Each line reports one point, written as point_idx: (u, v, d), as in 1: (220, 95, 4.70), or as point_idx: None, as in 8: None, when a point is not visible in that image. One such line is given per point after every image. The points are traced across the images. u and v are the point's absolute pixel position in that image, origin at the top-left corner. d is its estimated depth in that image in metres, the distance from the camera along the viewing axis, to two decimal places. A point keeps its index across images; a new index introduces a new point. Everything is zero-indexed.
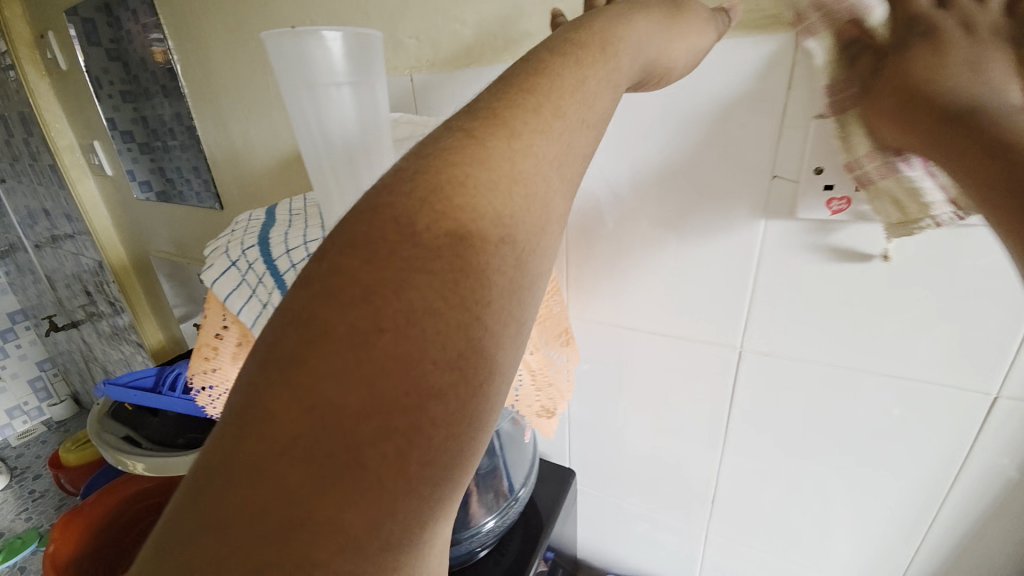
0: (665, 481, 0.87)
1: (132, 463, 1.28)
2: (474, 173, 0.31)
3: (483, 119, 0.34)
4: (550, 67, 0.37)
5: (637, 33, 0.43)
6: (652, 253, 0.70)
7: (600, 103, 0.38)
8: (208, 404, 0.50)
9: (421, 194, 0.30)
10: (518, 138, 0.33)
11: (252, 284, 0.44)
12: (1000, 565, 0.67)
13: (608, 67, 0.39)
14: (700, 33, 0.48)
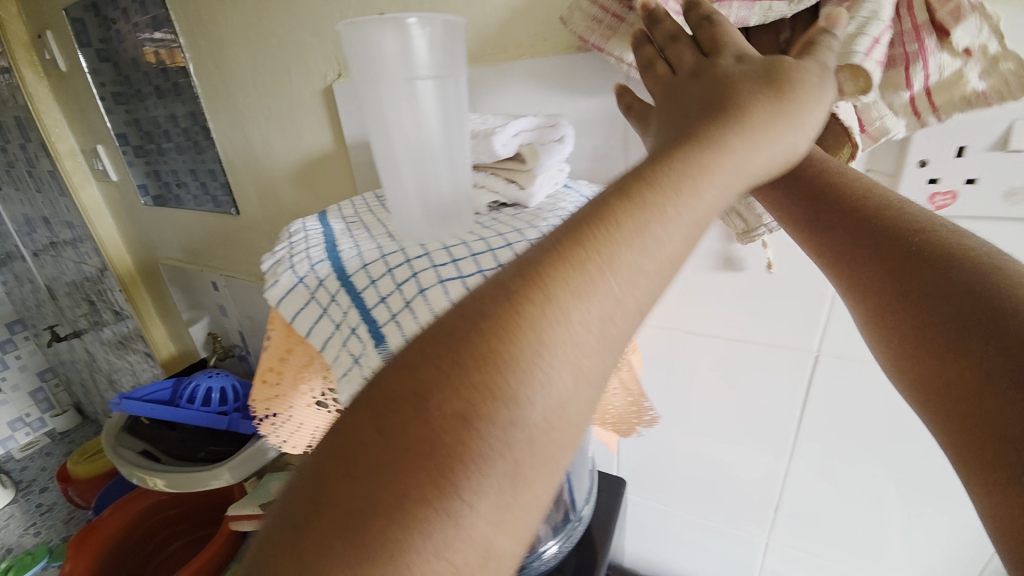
0: (720, 488, 0.84)
1: (151, 480, 1.22)
2: (494, 344, 0.25)
3: (525, 272, 0.27)
4: (611, 217, 0.28)
5: (728, 160, 0.32)
6: (718, 254, 0.65)
7: (673, 245, 0.29)
8: (271, 432, 0.46)
9: (428, 362, 0.26)
10: (558, 301, 0.26)
11: (323, 303, 0.40)
12: None
13: (681, 214, 0.30)
14: (817, 103, 0.37)
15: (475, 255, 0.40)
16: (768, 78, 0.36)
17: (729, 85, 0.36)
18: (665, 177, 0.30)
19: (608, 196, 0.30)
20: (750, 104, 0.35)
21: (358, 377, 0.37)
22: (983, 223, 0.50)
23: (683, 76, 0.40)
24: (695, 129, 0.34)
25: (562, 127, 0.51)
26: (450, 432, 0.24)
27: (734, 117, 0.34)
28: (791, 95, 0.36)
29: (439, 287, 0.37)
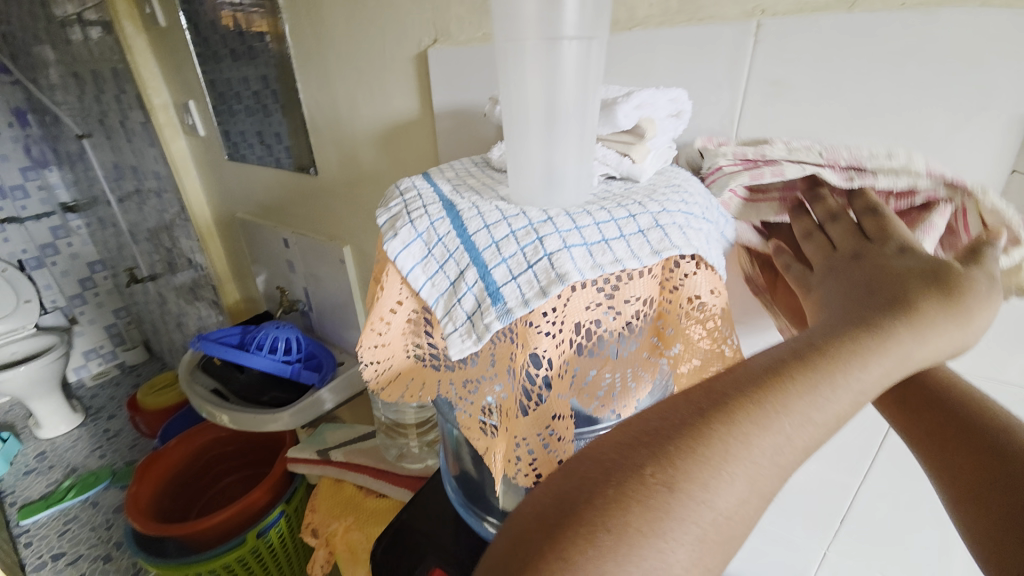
0: (778, 502, 0.78)
1: (219, 416, 1.32)
2: (695, 445, 0.27)
3: (709, 398, 0.29)
4: (781, 374, 0.30)
5: (891, 351, 0.32)
6: None
7: (840, 406, 0.30)
8: (372, 379, 0.48)
9: (640, 443, 0.28)
10: (739, 426, 0.28)
11: (440, 260, 0.42)
12: None
13: (846, 393, 0.30)
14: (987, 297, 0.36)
15: (599, 224, 0.39)
16: (937, 273, 0.36)
17: (896, 266, 0.38)
18: (839, 349, 0.32)
19: (785, 350, 0.33)
20: (914, 307, 0.34)
21: (473, 332, 0.39)
22: None
23: (844, 256, 0.42)
24: (855, 311, 0.36)
25: (681, 102, 0.50)
26: (658, 503, 0.25)
27: (898, 308, 0.34)
28: (962, 306, 0.35)
29: (564, 252, 0.36)
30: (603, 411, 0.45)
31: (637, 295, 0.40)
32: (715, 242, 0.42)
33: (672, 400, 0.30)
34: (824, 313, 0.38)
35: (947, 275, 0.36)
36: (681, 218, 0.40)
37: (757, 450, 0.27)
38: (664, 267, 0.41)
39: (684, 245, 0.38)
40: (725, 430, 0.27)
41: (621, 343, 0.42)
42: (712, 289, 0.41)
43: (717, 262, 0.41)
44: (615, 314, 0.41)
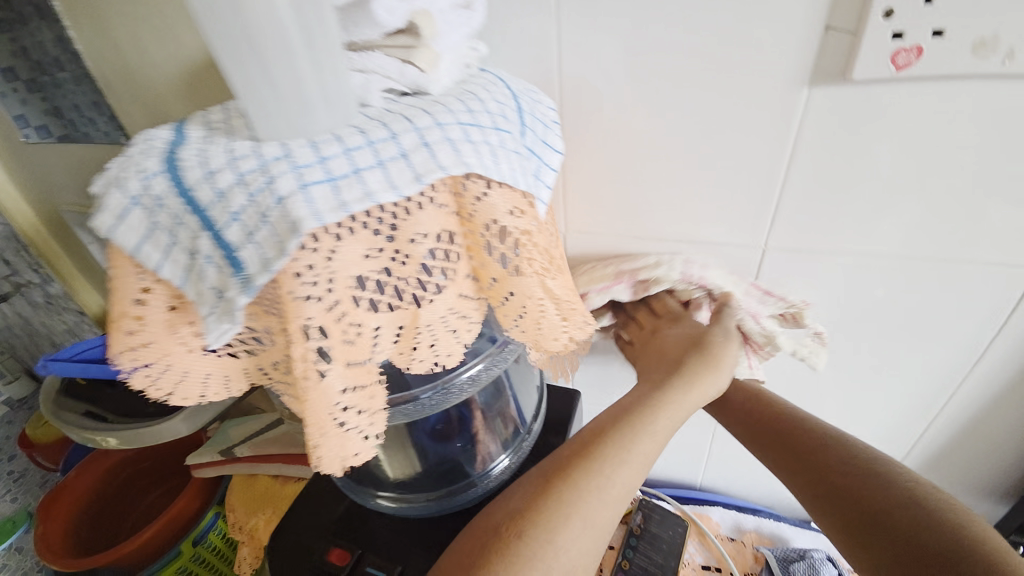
0: None
1: (103, 440, 1.16)
2: (543, 503, 0.40)
3: (553, 468, 0.42)
4: (598, 437, 0.44)
5: (673, 394, 0.48)
6: (648, 151, 0.57)
7: (644, 445, 0.44)
8: (151, 386, 0.40)
9: (506, 516, 0.40)
10: (572, 480, 0.41)
11: (170, 229, 0.32)
12: (997, 455, 0.68)
13: (650, 438, 0.44)
14: (729, 347, 0.55)
15: (350, 151, 0.31)
16: (697, 338, 0.55)
17: (675, 333, 0.56)
18: (644, 404, 0.47)
19: (607, 412, 0.47)
20: (688, 362, 0.52)
21: (227, 311, 0.32)
22: (937, 88, 0.44)
23: (647, 331, 0.60)
24: (657, 373, 0.52)
25: None
26: (512, 551, 0.37)
27: (681, 364, 0.52)
28: (713, 355, 0.53)
29: (299, 194, 0.28)
30: (429, 366, 0.40)
31: (426, 230, 0.34)
32: (509, 157, 0.36)
33: (532, 472, 0.44)
34: (645, 375, 0.54)
35: (705, 332, 0.55)
36: (459, 133, 0.33)
37: (590, 493, 0.40)
38: (451, 190, 0.34)
39: (455, 164, 0.32)
40: (565, 486, 0.40)
41: (424, 290, 0.36)
42: (510, 210, 0.36)
43: (510, 176, 0.35)
44: (404, 258, 0.34)
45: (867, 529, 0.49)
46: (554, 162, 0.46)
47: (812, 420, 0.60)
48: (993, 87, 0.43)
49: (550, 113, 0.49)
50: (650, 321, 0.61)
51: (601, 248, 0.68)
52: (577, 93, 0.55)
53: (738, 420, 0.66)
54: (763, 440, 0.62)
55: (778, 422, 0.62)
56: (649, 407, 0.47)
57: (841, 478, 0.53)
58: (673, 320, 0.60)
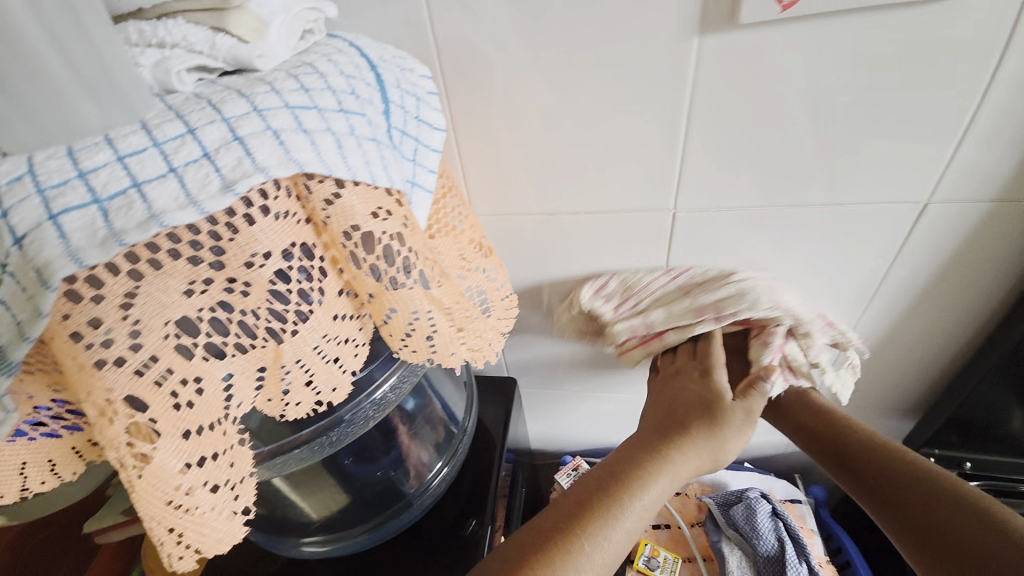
0: (604, 369, 0.81)
1: None
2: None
3: (531, 540, 0.44)
4: (581, 507, 0.46)
5: (673, 458, 0.49)
6: (545, 116, 0.52)
7: (632, 513, 0.46)
8: None
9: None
10: (552, 555, 0.42)
11: None
12: (895, 377, 0.73)
13: (639, 503, 0.46)
14: (744, 420, 0.52)
15: (124, 158, 0.22)
16: (706, 407, 0.52)
17: (686, 395, 0.55)
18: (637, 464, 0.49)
19: (595, 476, 0.49)
20: (691, 429, 0.51)
21: None
22: (822, 26, 0.43)
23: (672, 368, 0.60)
24: (651, 430, 0.53)
25: None
26: None
27: (680, 427, 0.51)
28: (720, 419, 0.51)
29: (47, 229, 0.21)
30: (311, 408, 0.33)
31: (267, 249, 0.27)
32: (362, 144, 0.29)
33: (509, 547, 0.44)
34: (644, 424, 0.55)
35: (714, 395, 0.53)
36: (288, 120, 0.26)
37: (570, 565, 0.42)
38: (291, 195, 0.27)
39: (282, 163, 0.25)
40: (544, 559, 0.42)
41: (281, 322, 0.29)
42: (375, 211, 0.30)
43: (365, 168, 0.29)
44: (242, 287, 0.27)
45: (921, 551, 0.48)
46: (431, 141, 0.40)
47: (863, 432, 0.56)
48: (877, 20, 0.42)
49: (424, 82, 0.41)
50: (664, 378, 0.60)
51: (513, 226, 0.63)
52: (459, 58, 0.49)
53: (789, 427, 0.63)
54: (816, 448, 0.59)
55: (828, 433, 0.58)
56: (637, 466, 0.49)
57: (896, 493, 0.51)
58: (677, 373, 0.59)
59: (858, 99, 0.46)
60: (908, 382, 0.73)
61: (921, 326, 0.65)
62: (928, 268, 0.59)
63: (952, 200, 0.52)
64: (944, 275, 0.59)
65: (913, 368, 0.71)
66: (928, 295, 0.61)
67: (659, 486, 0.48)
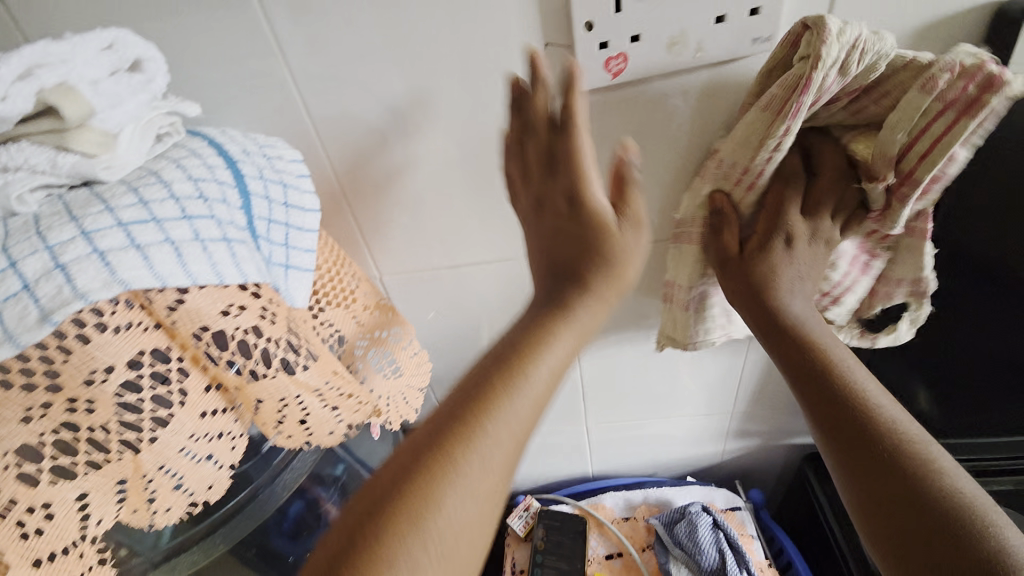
0: (540, 406, 0.81)
1: None
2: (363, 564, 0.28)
3: (368, 507, 0.30)
4: (418, 458, 0.32)
5: (578, 321, 0.38)
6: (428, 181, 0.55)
7: (494, 465, 0.32)
8: None
9: (352, 540, 0.29)
10: (398, 528, 0.29)
11: None
12: None
13: (490, 457, 0.32)
14: (635, 241, 0.41)
15: None
16: (599, 249, 0.40)
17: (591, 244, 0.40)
18: (494, 386, 0.34)
19: (426, 431, 0.33)
20: (589, 284, 0.39)
21: None
22: (659, 86, 0.46)
23: (545, 155, 0.42)
24: (539, 275, 0.42)
25: (121, 50, 0.35)
26: None
27: (574, 260, 0.40)
28: (616, 256, 0.40)
29: None
30: (185, 511, 0.33)
31: (108, 363, 0.28)
32: (208, 247, 0.30)
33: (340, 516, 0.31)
34: (529, 247, 0.44)
35: (605, 216, 0.40)
36: (118, 238, 0.27)
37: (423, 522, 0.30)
38: (132, 306, 0.28)
39: (108, 285, 0.26)
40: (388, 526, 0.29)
41: (136, 431, 0.29)
42: (226, 308, 0.31)
43: (210, 271, 0.30)
44: (86, 404, 0.27)
45: (887, 529, 0.36)
46: (303, 224, 0.41)
47: (855, 382, 0.42)
48: (707, 78, 0.45)
49: (295, 166, 0.43)
50: (519, 116, 0.42)
51: (419, 282, 0.64)
52: (337, 138, 0.51)
53: (745, 305, 0.46)
54: (795, 378, 0.44)
55: (814, 369, 0.43)
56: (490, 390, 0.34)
57: (882, 462, 0.38)
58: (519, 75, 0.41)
59: None
60: None
61: None
62: None
63: None
64: None
65: None
66: None
67: (512, 420, 0.34)
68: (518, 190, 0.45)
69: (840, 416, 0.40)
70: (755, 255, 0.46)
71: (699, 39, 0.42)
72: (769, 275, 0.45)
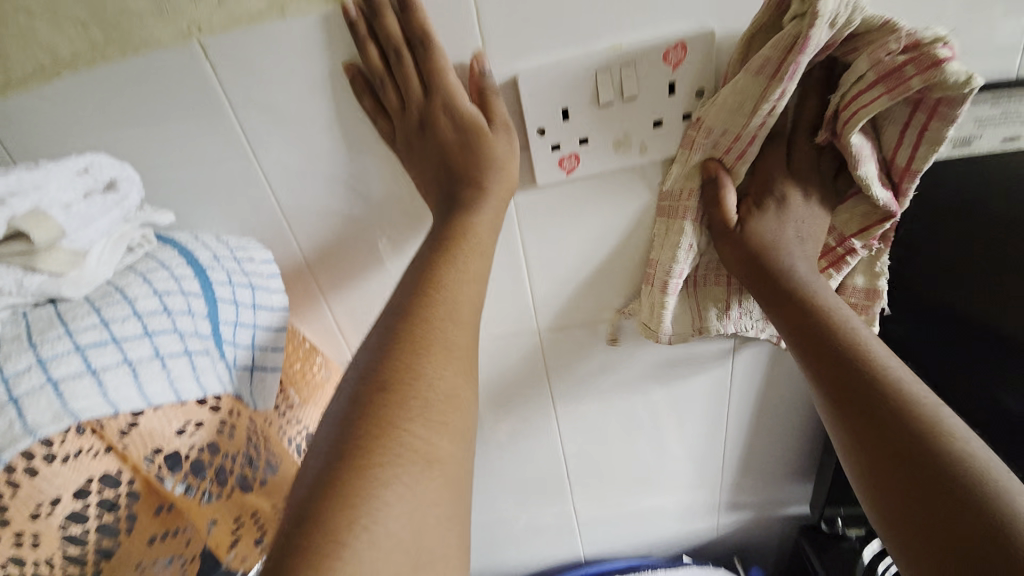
0: (523, 484, 0.78)
1: None
2: (380, 399, 0.33)
3: (365, 363, 0.35)
4: (408, 317, 0.37)
5: (482, 222, 0.43)
6: (399, 265, 0.56)
7: (467, 327, 0.38)
8: None
9: (357, 395, 0.33)
10: (413, 362, 0.34)
11: None
12: (789, 446, 0.76)
13: (455, 323, 0.37)
14: (507, 142, 0.44)
15: None
16: (468, 129, 0.44)
17: (440, 99, 0.44)
18: (414, 318, 0.37)
19: (349, 406, 0.33)
20: (484, 184, 0.44)
21: None
22: (613, 176, 0.49)
23: (412, 123, 0.45)
24: (431, 201, 0.47)
25: (98, 173, 0.37)
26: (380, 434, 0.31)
27: (452, 238, 0.42)
28: (493, 159, 0.44)
29: None
30: None
31: (56, 494, 0.27)
32: (166, 365, 0.31)
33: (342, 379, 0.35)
34: (415, 176, 0.47)
35: (472, 119, 0.44)
36: (76, 363, 0.28)
37: (420, 358, 0.35)
38: (82, 431, 0.28)
39: (60, 416, 0.27)
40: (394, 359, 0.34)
41: (79, 565, 0.28)
42: (181, 426, 0.32)
43: (168, 390, 0.31)
44: (33, 537, 0.26)
45: (888, 488, 0.35)
46: (270, 322, 0.42)
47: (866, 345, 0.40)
48: (654, 168, 0.49)
49: (266, 266, 0.44)
50: (377, 68, 0.44)
51: None
52: (310, 229, 0.53)
53: (744, 271, 0.47)
54: (797, 341, 0.43)
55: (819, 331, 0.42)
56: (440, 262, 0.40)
57: (886, 423, 0.36)
58: (415, 75, 0.44)
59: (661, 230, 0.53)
60: (802, 448, 0.76)
61: (791, 398, 0.70)
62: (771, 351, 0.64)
63: None
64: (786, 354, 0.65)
65: (801, 435, 0.74)
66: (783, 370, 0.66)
67: (464, 285, 0.39)
68: (386, 129, 0.46)
69: (845, 379, 0.39)
70: (751, 221, 0.47)
71: (641, 139, 0.46)
72: (766, 240, 0.46)
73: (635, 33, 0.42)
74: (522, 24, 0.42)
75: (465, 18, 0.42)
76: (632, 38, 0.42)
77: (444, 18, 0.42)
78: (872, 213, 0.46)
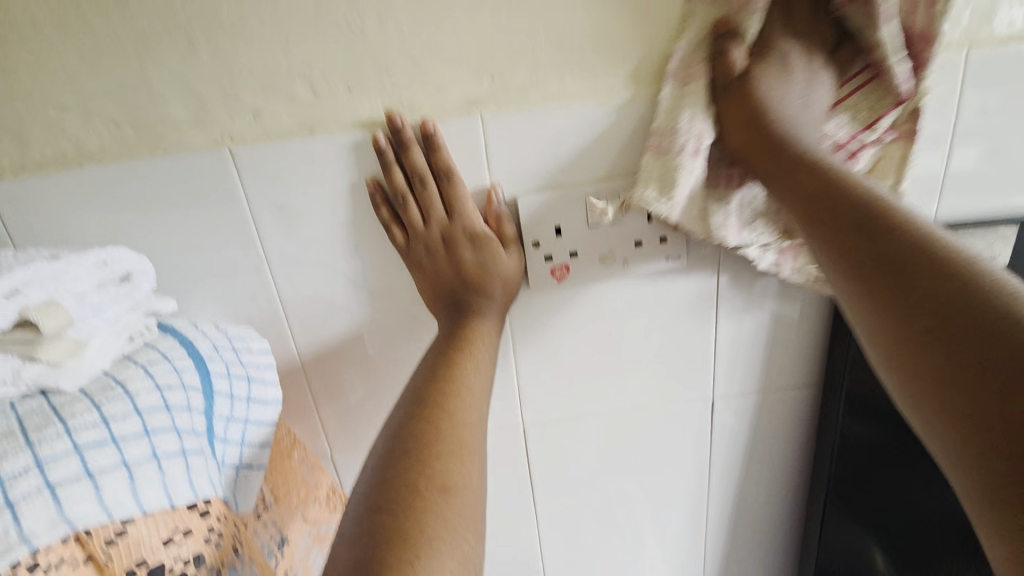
0: None
1: None
2: (439, 436, 0.37)
3: (418, 403, 0.40)
4: (456, 364, 0.42)
5: (490, 332, 0.47)
6: (388, 355, 0.57)
7: (488, 386, 0.43)
8: None
9: (412, 434, 0.37)
10: (458, 404, 0.40)
11: None
12: (762, 552, 0.75)
13: (483, 375, 0.43)
14: (512, 260, 0.49)
15: None
16: (479, 244, 0.48)
17: (457, 220, 0.48)
18: (449, 377, 0.41)
19: (397, 497, 0.33)
20: (489, 291, 0.48)
21: None
22: (600, 285, 0.54)
23: (433, 232, 0.48)
24: (437, 307, 0.49)
25: (116, 264, 0.39)
26: (441, 468, 0.35)
27: (465, 341, 0.44)
28: (501, 275, 0.48)
29: None
30: None
31: None
32: (162, 467, 0.31)
33: (394, 422, 0.39)
34: (421, 291, 0.50)
35: (484, 239, 0.48)
36: (74, 465, 0.28)
37: (466, 405, 0.40)
38: (68, 539, 0.28)
39: (54, 523, 0.27)
40: (446, 401, 0.39)
41: None
42: (169, 536, 0.31)
43: (161, 495, 0.31)
44: None
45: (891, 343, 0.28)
46: (262, 416, 0.41)
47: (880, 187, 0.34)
48: (634, 281, 0.55)
49: (264, 357, 0.44)
50: (391, 178, 0.47)
51: None
52: (305, 319, 0.54)
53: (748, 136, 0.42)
54: (794, 191, 0.37)
55: (861, 215, 0.32)
56: (471, 326, 0.46)
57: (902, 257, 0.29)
58: (438, 199, 0.48)
59: (642, 333, 0.58)
60: (774, 554, 0.76)
61: (760, 499, 0.71)
62: (739, 451, 0.67)
63: (729, 394, 0.63)
64: (754, 454, 0.67)
65: (773, 540, 0.75)
66: (751, 471, 0.69)
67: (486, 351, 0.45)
68: (400, 241, 0.49)
69: (892, 278, 0.29)
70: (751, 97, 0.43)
71: (624, 255, 0.52)
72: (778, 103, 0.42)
73: (618, 166, 0.49)
74: (522, 156, 0.48)
75: (474, 147, 0.48)
76: (615, 171, 0.49)
77: (456, 145, 0.47)
78: (881, 101, 0.44)
